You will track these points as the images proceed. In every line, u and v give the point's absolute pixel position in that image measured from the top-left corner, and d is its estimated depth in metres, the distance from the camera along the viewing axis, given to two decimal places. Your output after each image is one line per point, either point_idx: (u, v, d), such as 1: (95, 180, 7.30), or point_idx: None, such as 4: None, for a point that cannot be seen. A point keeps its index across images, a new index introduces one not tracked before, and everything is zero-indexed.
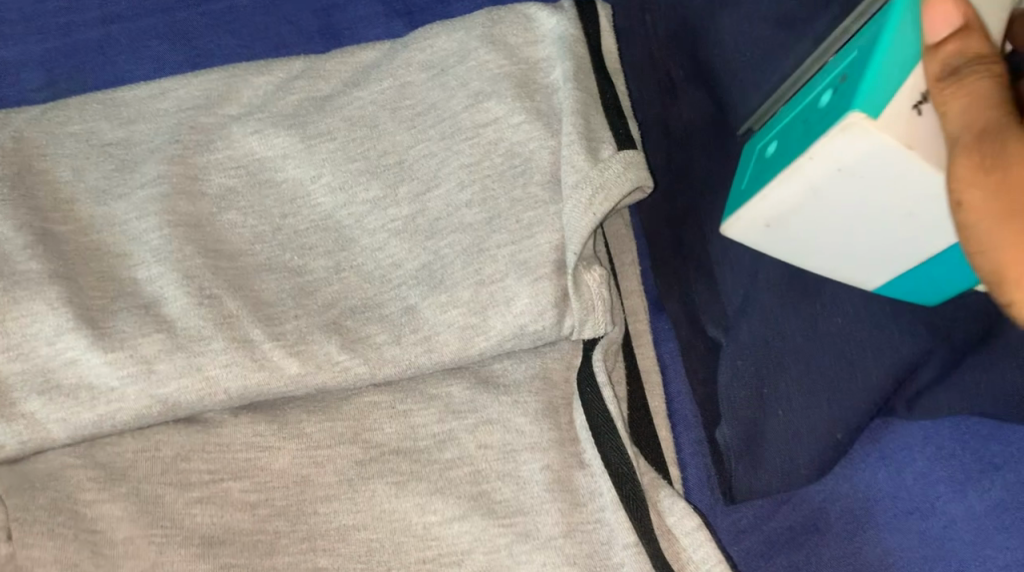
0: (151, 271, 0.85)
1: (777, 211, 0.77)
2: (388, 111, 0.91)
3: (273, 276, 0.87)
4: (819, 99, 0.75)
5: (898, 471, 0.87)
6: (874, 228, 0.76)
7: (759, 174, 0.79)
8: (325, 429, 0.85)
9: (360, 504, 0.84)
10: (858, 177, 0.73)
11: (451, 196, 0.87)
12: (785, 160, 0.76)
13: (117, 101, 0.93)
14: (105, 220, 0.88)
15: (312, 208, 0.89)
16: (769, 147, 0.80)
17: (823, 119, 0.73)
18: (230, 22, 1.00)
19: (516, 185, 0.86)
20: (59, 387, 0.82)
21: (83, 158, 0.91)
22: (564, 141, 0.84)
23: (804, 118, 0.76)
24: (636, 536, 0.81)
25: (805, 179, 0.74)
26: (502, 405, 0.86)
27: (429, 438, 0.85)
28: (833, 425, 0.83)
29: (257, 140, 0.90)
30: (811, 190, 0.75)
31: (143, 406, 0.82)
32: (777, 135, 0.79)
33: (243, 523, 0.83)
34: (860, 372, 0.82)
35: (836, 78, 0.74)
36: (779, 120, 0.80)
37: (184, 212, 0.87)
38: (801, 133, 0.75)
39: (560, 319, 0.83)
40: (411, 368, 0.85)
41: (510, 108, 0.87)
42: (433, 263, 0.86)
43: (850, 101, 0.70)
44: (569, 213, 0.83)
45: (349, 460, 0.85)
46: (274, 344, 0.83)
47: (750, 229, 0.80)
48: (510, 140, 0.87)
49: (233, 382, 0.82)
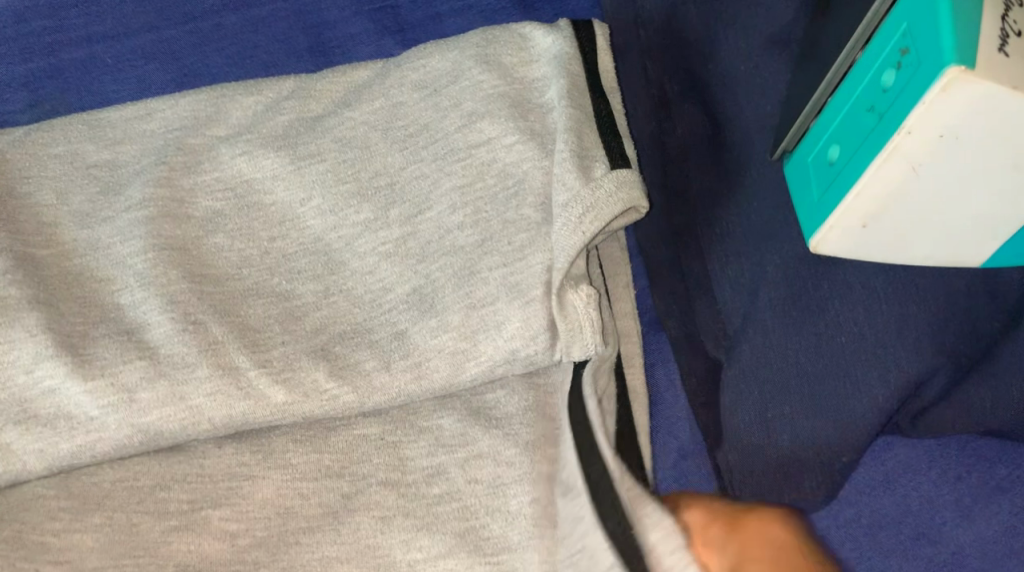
0: (134, 296, 0.83)
1: (872, 209, 0.70)
2: (379, 132, 0.89)
3: (260, 301, 0.85)
4: (882, 80, 0.68)
5: (904, 499, 0.85)
6: (988, 195, 0.69)
7: (832, 185, 0.72)
8: (311, 460, 0.83)
9: (345, 536, 0.81)
10: (966, 137, 0.66)
11: (441, 221, 0.85)
12: (873, 150, 0.68)
13: (102, 123, 0.91)
14: (87, 244, 0.86)
15: (299, 229, 0.87)
16: (829, 151, 0.73)
17: (903, 96, 0.66)
18: (218, 41, 0.98)
19: (507, 208, 0.84)
20: (37, 417, 0.80)
21: (66, 185, 0.89)
22: (556, 158, 0.82)
23: (870, 105, 0.69)
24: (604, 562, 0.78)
25: (903, 159, 0.67)
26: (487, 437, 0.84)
27: (418, 471, 0.83)
28: (838, 451, 0.79)
29: (243, 161, 0.89)
30: (911, 168, 0.68)
31: (123, 435, 0.80)
32: (834, 138, 0.73)
33: (222, 554, 0.81)
34: (865, 399, 0.77)
35: (893, 53, 0.68)
36: (829, 122, 0.73)
37: (168, 235, 0.85)
38: (875, 125, 0.69)
39: (553, 344, 0.80)
40: (399, 398, 0.82)
41: (504, 127, 0.85)
42: (421, 287, 0.84)
43: (939, 62, 0.64)
44: (559, 233, 0.80)
45: (335, 493, 0.82)
46: (259, 372, 0.81)
47: (844, 237, 0.73)
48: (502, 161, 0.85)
49: (213, 410, 0.80)
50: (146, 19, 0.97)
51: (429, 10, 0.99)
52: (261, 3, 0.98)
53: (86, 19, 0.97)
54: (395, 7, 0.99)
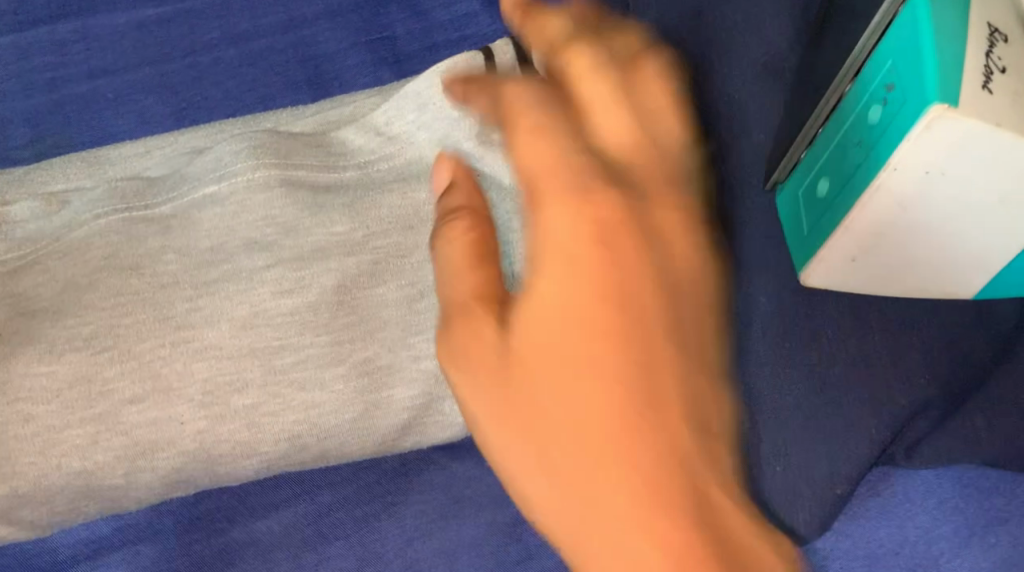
0: (123, 320, 0.75)
1: (860, 243, 0.71)
2: (403, 181, 0.81)
3: (272, 331, 0.76)
4: (869, 116, 0.68)
5: (900, 527, 0.82)
6: (981, 228, 0.68)
7: (824, 219, 0.72)
8: (292, 324, 0.76)
9: (250, 316, 0.76)
10: (951, 175, 0.65)
11: (439, 78, 0.81)
12: (859, 187, 0.68)
13: (100, 161, 0.88)
14: (69, 288, 0.76)
15: (312, 187, 0.79)
16: (819, 185, 0.73)
17: (890, 131, 0.66)
18: (217, 74, 0.98)
19: (502, 211, 0.79)
20: (56, 392, 0.74)
21: (59, 205, 0.80)
22: None
23: (858, 140, 0.69)
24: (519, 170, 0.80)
25: (888, 198, 0.68)
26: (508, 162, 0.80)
27: (416, 352, 0.78)
28: (832, 481, 0.77)
29: (248, 164, 0.78)
30: (900, 204, 0.68)
31: (151, 436, 0.75)
32: (824, 172, 0.73)
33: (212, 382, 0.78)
34: (863, 429, 0.77)
35: (879, 89, 0.67)
36: (821, 153, 0.73)
37: (128, 258, 0.76)
38: (860, 159, 0.68)
39: None
40: (414, 422, 0.79)
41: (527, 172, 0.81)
42: (436, 118, 0.81)
43: (921, 99, 0.63)
44: None
45: (271, 341, 0.76)
46: (271, 402, 0.76)
47: (836, 270, 0.74)
48: None
49: (273, 412, 0.76)
50: (146, 54, 0.98)
51: (425, 41, 0.99)
52: (259, 36, 0.98)
53: (86, 54, 0.97)
54: (392, 38, 0.99)
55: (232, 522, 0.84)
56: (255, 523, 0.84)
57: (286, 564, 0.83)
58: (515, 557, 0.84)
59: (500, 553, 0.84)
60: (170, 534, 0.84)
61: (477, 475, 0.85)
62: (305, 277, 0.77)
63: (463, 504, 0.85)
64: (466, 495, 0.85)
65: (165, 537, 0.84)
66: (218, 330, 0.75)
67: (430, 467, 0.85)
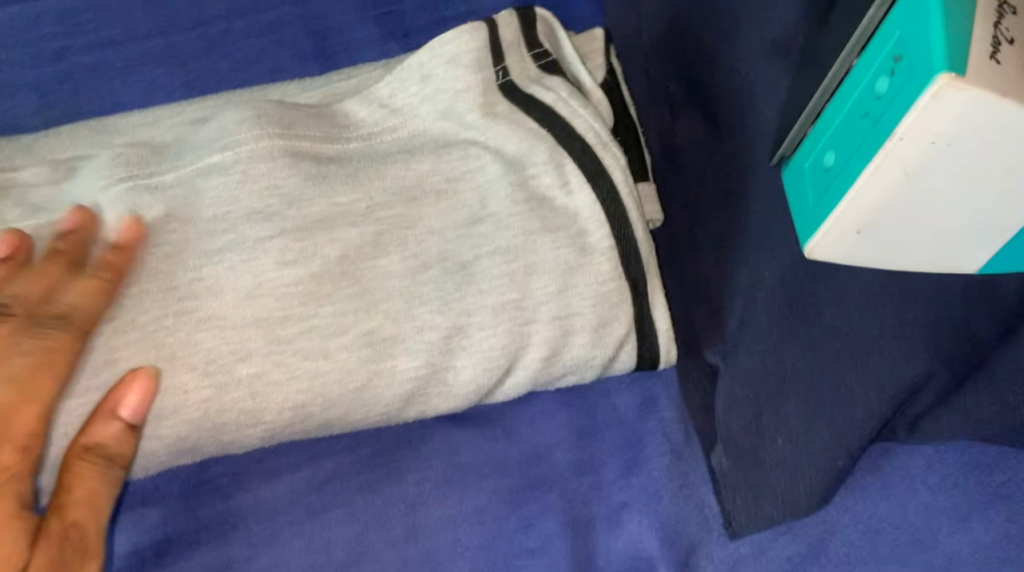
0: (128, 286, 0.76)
1: (865, 216, 0.72)
2: (404, 153, 0.82)
3: (277, 297, 0.76)
4: (875, 87, 0.69)
5: (901, 501, 0.79)
6: (984, 200, 0.69)
7: (829, 191, 0.73)
8: (294, 291, 0.76)
9: (255, 287, 0.76)
10: (957, 146, 0.66)
11: (442, 49, 0.83)
12: (865, 158, 0.69)
13: (109, 128, 0.89)
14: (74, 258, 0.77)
15: (315, 157, 0.81)
16: (824, 158, 0.73)
17: (896, 101, 0.66)
18: (225, 46, 0.98)
19: (504, 184, 0.80)
20: None
21: (63, 171, 0.83)
22: (562, 176, 0.80)
23: (863, 111, 0.70)
24: (521, 138, 0.81)
25: (895, 169, 0.68)
26: (513, 138, 0.81)
27: (414, 320, 0.77)
28: (834, 454, 0.76)
29: (252, 134, 0.79)
30: (905, 175, 0.68)
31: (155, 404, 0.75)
32: (830, 144, 0.73)
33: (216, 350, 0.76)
34: (863, 402, 0.75)
35: (886, 61, 0.68)
36: (827, 126, 0.74)
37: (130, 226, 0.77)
38: (867, 131, 0.69)
39: (593, 338, 0.79)
40: (416, 395, 0.78)
41: (529, 141, 0.81)
42: (441, 90, 0.83)
43: (929, 68, 0.64)
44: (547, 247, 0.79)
45: (278, 309, 0.76)
46: (271, 369, 0.75)
47: (841, 245, 0.74)
48: (507, 102, 0.82)
49: (277, 381, 0.75)
50: (155, 24, 0.97)
51: (433, 15, 0.99)
52: (267, 9, 0.98)
53: (96, 24, 0.97)
54: (399, 13, 0.99)
55: (235, 488, 0.83)
56: (257, 490, 0.83)
57: (287, 531, 0.81)
58: (515, 527, 0.81)
59: (501, 522, 0.81)
60: (174, 500, 0.83)
61: (480, 443, 0.84)
62: (308, 248, 0.77)
63: (466, 473, 0.83)
64: (468, 464, 0.83)
65: (166, 505, 0.82)
66: (222, 300, 0.76)
67: (433, 437, 0.84)
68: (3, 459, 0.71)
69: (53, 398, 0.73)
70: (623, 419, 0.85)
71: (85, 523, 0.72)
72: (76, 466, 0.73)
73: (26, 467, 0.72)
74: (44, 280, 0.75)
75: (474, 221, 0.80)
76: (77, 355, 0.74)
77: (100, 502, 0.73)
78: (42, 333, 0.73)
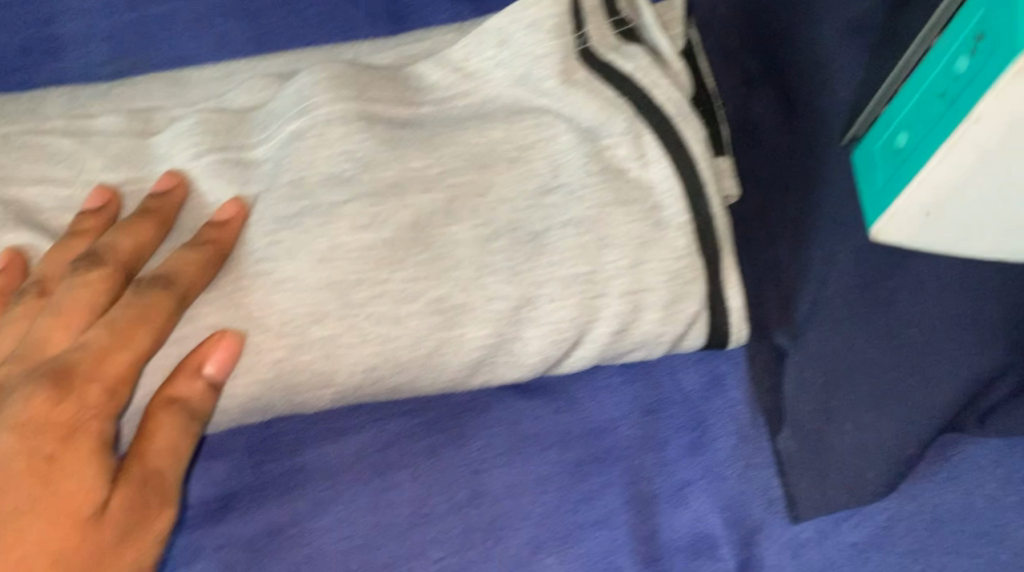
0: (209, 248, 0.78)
1: (936, 197, 0.72)
2: (478, 120, 0.81)
3: (349, 259, 0.76)
4: (955, 66, 0.70)
5: (967, 492, 0.78)
6: None
7: (897, 171, 0.73)
8: (366, 255, 0.76)
9: (328, 249, 0.76)
10: None
11: (523, 14, 0.82)
12: (938, 137, 0.70)
13: (183, 83, 0.89)
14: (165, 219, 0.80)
15: (388, 121, 0.81)
16: (895, 139, 0.74)
17: (977, 79, 0.67)
18: (297, 2, 0.97)
19: (581, 155, 0.79)
20: None
21: (141, 124, 0.85)
22: (640, 150, 0.79)
23: (941, 92, 0.70)
24: (601, 109, 0.80)
25: (971, 150, 0.68)
26: (590, 107, 0.80)
27: (485, 289, 0.76)
28: (904, 442, 0.76)
29: (327, 97, 0.80)
30: (981, 157, 0.69)
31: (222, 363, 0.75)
32: (903, 125, 0.74)
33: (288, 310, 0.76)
34: (936, 390, 0.76)
35: (969, 39, 0.69)
36: (901, 107, 0.75)
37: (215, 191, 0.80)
38: (942, 109, 0.70)
39: (664, 316, 0.78)
40: (482, 363, 0.78)
41: (607, 112, 0.80)
42: (518, 54, 0.82)
43: (1016, 45, 0.64)
44: (622, 220, 0.78)
45: (350, 272, 0.76)
46: (341, 331, 0.75)
47: (908, 226, 0.74)
48: (586, 69, 0.81)
49: (349, 344, 0.75)
50: None
51: None
52: None
53: None
54: None
55: (301, 445, 0.82)
56: (322, 447, 0.82)
57: (352, 488, 0.81)
58: (577, 500, 0.80)
59: (565, 492, 0.80)
60: (242, 453, 0.82)
61: (544, 414, 0.83)
62: (381, 213, 0.77)
63: (528, 442, 0.82)
64: (531, 434, 0.82)
65: (235, 459, 0.82)
66: (297, 262, 0.76)
67: (497, 404, 0.83)
68: (89, 397, 0.71)
69: (148, 350, 0.74)
70: (688, 397, 0.83)
71: (165, 472, 0.73)
72: (161, 416, 0.73)
73: (113, 410, 0.72)
74: (139, 239, 0.77)
75: (544, 191, 0.79)
76: (175, 312, 0.75)
77: (179, 453, 0.74)
78: (141, 289, 0.74)
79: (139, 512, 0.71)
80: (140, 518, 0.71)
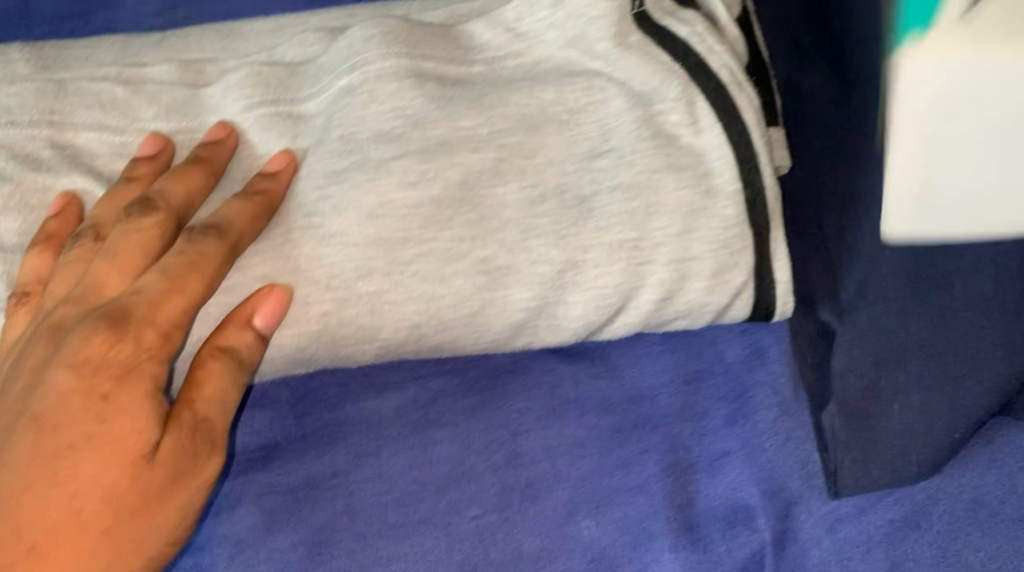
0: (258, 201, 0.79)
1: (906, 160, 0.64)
2: (529, 81, 0.80)
3: (397, 217, 0.76)
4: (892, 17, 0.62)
5: (1009, 475, 0.78)
6: None
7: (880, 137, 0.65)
8: (414, 214, 0.76)
9: (377, 205, 0.76)
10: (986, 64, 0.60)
11: None
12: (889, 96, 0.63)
13: (235, 35, 0.89)
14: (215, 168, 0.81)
15: (439, 80, 0.80)
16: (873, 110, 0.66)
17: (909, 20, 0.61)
18: None
19: (633, 119, 0.78)
20: None
21: (193, 75, 0.86)
22: (693, 116, 0.78)
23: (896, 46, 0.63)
24: (654, 72, 0.79)
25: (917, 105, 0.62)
26: (643, 71, 0.79)
27: (530, 251, 0.76)
28: (949, 428, 0.76)
29: (379, 53, 0.80)
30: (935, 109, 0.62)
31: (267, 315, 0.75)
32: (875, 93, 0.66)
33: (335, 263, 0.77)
34: (988, 377, 0.74)
35: None
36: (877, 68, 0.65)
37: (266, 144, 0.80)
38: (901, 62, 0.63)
39: (711, 286, 0.78)
40: (525, 325, 0.78)
41: (661, 76, 0.78)
42: (572, 15, 0.81)
43: None
44: (674, 187, 0.77)
45: (398, 229, 0.76)
46: (387, 287, 0.75)
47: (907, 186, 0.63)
48: (640, 32, 0.79)
49: (394, 300, 0.76)
50: None
51: None
52: None
53: None
54: None
55: (343, 399, 0.83)
56: (365, 402, 0.83)
57: (394, 442, 0.81)
58: (615, 465, 0.80)
59: (603, 458, 0.80)
60: (284, 405, 0.83)
61: (584, 379, 0.83)
62: (430, 171, 0.77)
63: (569, 405, 0.82)
64: (571, 398, 0.82)
65: (280, 408, 0.83)
66: (346, 218, 0.76)
67: (537, 367, 0.83)
68: (145, 339, 0.72)
69: (202, 297, 0.74)
70: (730, 368, 0.83)
71: (214, 419, 0.73)
72: (211, 363, 0.73)
73: (166, 354, 0.73)
74: (190, 187, 0.78)
75: (594, 155, 0.78)
76: (226, 261, 0.75)
77: (229, 401, 0.74)
78: (194, 237, 0.74)
79: (188, 458, 0.72)
80: (191, 464, 0.72)
